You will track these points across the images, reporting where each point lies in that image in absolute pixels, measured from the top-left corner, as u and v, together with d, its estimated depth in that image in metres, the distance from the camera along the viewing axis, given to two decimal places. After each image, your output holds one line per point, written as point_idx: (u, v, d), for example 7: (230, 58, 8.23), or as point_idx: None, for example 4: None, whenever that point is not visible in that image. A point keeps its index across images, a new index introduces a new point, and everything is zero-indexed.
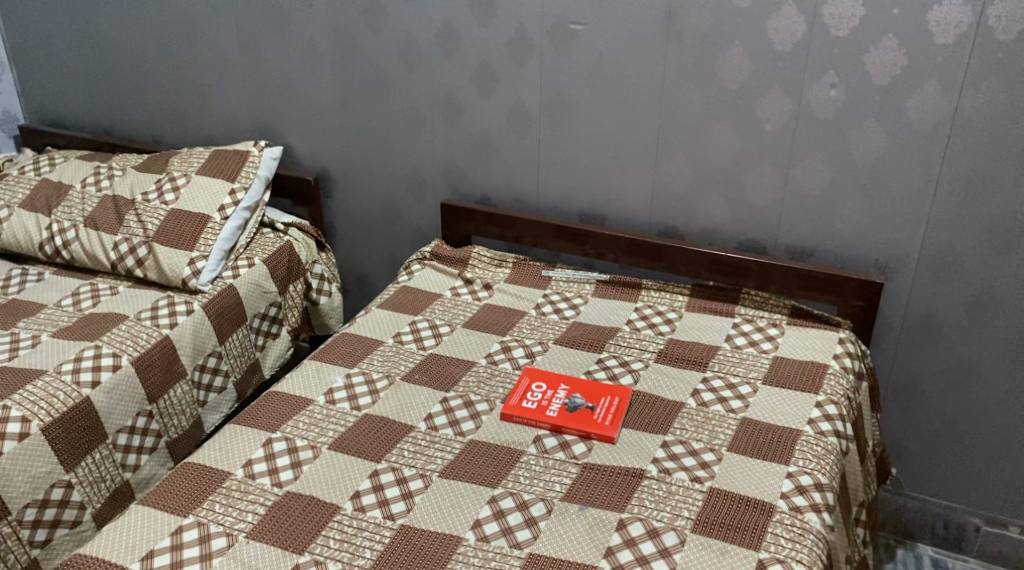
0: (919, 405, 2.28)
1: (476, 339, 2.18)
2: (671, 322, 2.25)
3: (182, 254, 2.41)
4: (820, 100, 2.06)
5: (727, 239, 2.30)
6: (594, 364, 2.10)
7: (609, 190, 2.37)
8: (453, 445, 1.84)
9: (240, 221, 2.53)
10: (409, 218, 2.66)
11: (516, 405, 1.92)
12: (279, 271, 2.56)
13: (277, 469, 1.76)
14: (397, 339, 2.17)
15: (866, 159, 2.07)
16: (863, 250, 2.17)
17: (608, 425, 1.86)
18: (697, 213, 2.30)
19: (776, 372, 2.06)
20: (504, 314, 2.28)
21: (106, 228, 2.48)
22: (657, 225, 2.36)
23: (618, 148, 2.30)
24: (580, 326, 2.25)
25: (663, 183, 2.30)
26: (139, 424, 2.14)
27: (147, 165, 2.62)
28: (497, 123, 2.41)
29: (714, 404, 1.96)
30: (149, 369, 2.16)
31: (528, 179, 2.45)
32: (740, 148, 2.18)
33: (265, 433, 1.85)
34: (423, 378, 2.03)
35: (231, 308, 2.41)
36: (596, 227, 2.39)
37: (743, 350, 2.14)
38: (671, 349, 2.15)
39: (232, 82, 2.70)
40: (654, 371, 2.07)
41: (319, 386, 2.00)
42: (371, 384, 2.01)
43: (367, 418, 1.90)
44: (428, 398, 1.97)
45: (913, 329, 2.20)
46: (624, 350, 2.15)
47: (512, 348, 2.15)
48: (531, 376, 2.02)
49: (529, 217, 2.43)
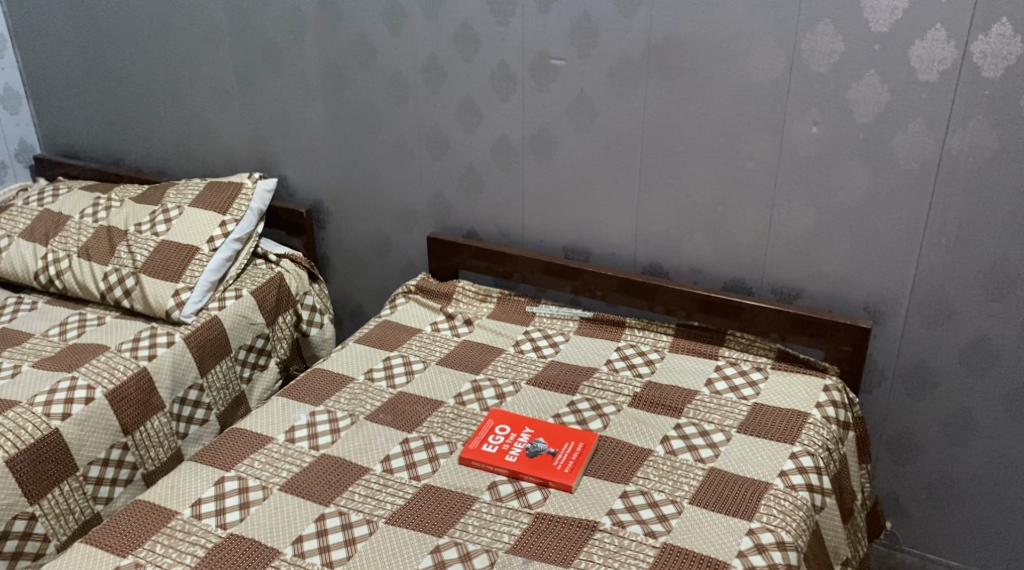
0: (915, 455, 2.17)
1: (448, 377, 2.14)
2: (651, 363, 2.18)
3: (168, 286, 2.43)
4: (801, 138, 1.99)
5: (713, 278, 2.23)
6: (564, 406, 2.03)
7: (593, 226, 2.31)
8: (405, 489, 1.80)
9: (229, 253, 2.54)
10: (399, 251, 2.64)
11: (475, 449, 1.87)
12: (267, 303, 2.56)
13: (224, 509, 1.75)
14: (368, 375, 2.15)
15: (852, 199, 2.00)
16: (851, 292, 2.09)
17: (567, 472, 1.80)
18: (683, 251, 2.24)
19: (753, 419, 1.97)
20: (481, 352, 2.24)
21: (98, 258, 2.52)
22: (642, 263, 2.30)
23: (601, 184, 2.25)
24: (557, 365, 2.19)
25: (647, 221, 2.24)
26: (113, 456, 2.16)
27: (144, 196, 2.66)
28: (482, 159, 2.37)
29: (682, 453, 1.89)
30: (124, 402, 2.18)
31: (513, 214, 2.41)
32: (723, 186, 2.12)
33: (218, 472, 1.84)
34: (387, 417, 2.00)
35: (215, 340, 2.42)
36: (581, 263, 2.34)
37: (722, 395, 2.06)
38: (647, 392, 2.07)
39: (228, 114, 2.72)
40: (626, 416, 2.00)
41: (282, 424, 1.98)
42: (334, 422, 1.99)
43: (324, 459, 1.88)
44: (388, 440, 1.93)
45: (906, 376, 2.11)
46: (598, 392, 2.08)
47: (483, 387, 2.10)
48: (497, 419, 1.96)
49: (514, 252, 2.39)
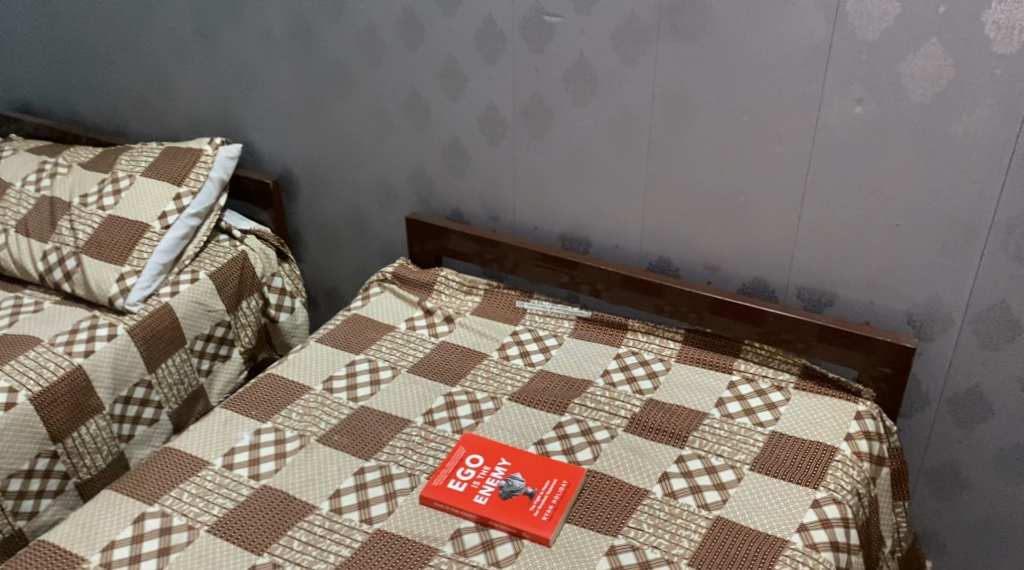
0: (959, 490, 1.87)
1: (418, 390, 1.85)
2: (654, 376, 1.87)
3: (112, 269, 2.15)
4: (842, 119, 1.65)
5: (731, 277, 1.92)
6: (550, 430, 1.74)
7: (593, 213, 1.99)
8: (353, 536, 1.53)
9: (185, 230, 2.25)
10: (376, 230, 2.32)
11: (439, 487, 1.59)
12: (229, 287, 2.28)
13: (139, 557, 1.49)
14: (327, 385, 1.87)
15: (899, 194, 1.67)
16: (894, 302, 1.77)
17: (545, 521, 1.52)
18: (695, 245, 1.92)
19: (771, 453, 1.67)
20: (458, 359, 1.94)
21: (37, 234, 2.24)
22: (650, 257, 1.99)
23: (602, 165, 1.92)
24: (547, 377, 1.88)
25: (656, 209, 1.92)
26: (39, 467, 1.93)
27: (94, 162, 2.37)
28: (467, 130, 2.04)
29: (684, 496, 1.59)
30: (53, 407, 1.94)
31: (503, 196, 2.08)
32: (746, 174, 1.79)
33: (138, 507, 1.58)
34: (343, 440, 1.73)
35: (166, 331, 2.15)
36: (578, 255, 2.02)
37: (735, 420, 1.75)
38: (648, 415, 1.77)
39: (185, 71, 2.39)
40: (620, 445, 1.70)
41: (220, 445, 1.72)
42: (281, 445, 1.72)
43: (263, 493, 1.61)
44: (339, 470, 1.66)
45: (954, 402, 1.80)
46: (591, 413, 1.78)
47: (457, 403, 1.81)
48: (468, 447, 1.68)
49: (503, 239, 2.08)
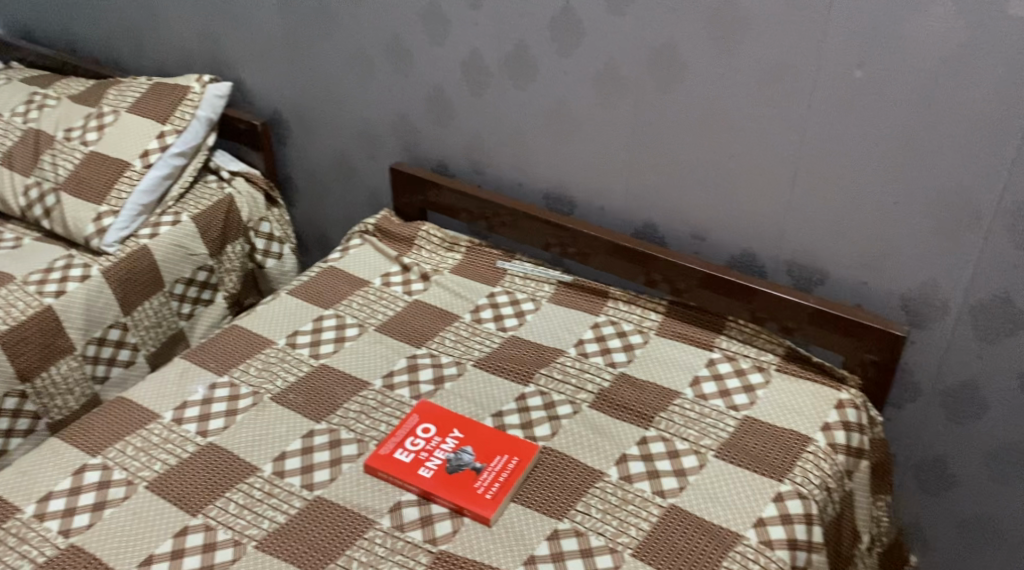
0: (948, 485, 1.77)
1: (382, 351, 1.78)
2: (630, 349, 1.78)
3: (90, 208, 2.11)
4: (840, 84, 1.51)
5: (719, 248, 1.80)
6: (511, 401, 1.66)
7: (579, 173, 1.88)
8: (291, 502, 1.49)
9: (168, 170, 2.19)
10: (363, 178, 2.24)
11: (385, 457, 1.53)
12: (211, 230, 2.23)
13: (74, 510, 1.47)
14: (290, 340, 1.81)
15: (897, 167, 1.53)
16: (888, 286, 1.64)
17: (488, 499, 1.46)
18: (683, 212, 1.80)
19: (740, 439, 1.57)
20: (428, 319, 1.86)
21: (20, 168, 2.20)
22: (636, 223, 1.88)
23: (588, 122, 1.81)
24: (517, 344, 1.79)
25: (642, 171, 1.80)
26: (8, 406, 1.93)
27: (82, 95, 2.31)
28: (451, 79, 1.93)
29: (640, 480, 1.51)
30: (20, 346, 1.92)
31: (488, 150, 1.98)
32: (737, 139, 1.66)
33: (81, 457, 1.56)
34: (297, 400, 1.67)
35: (143, 274, 2.11)
36: (562, 216, 1.92)
37: (707, 402, 1.66)
38: (616, 391, 1.68)
39: (175, 3, 2.30)
40: (581, 421, 1.62)
41: (173, 396, 1.69)
42: (233, 401, 1.67)
43: (208, 452, 1.57)
44: (288, 432, 1.61)
45: (948, 395, 1.68)
46: (557, 385, 1.69)
47: (420, 366, 1.74)
48: (422, 416, 1.61)
49: (485, 195, 1.98)
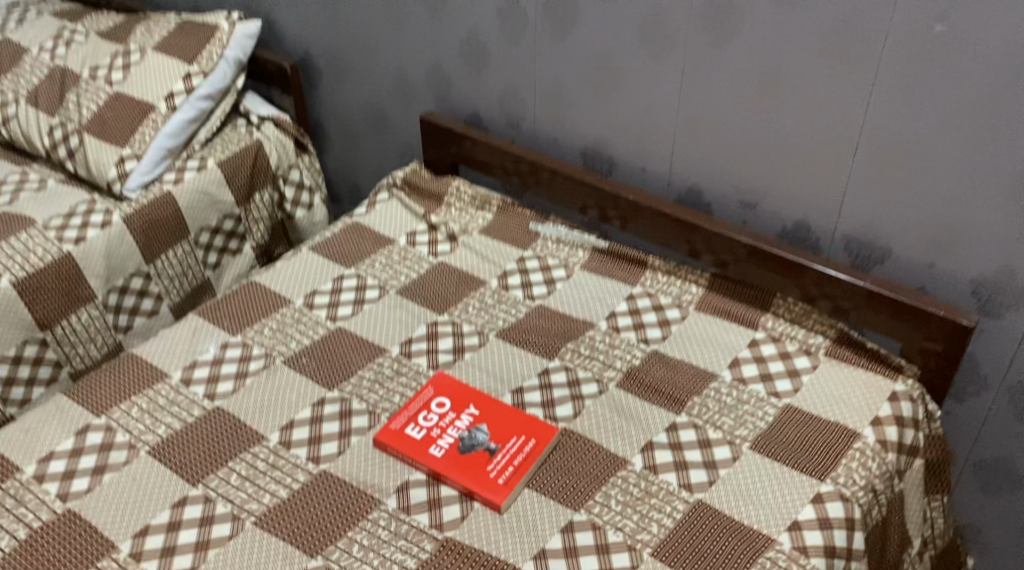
0: (1010, 486, 1.62)
1: (401, 316, 1.68)
2: (666, 325, 1.65)
3: (113, 151, 2.03)
4: (916, 40, 1.34)
5: (769, 219, 1.65)
6: (533, 377, 1.56)
7: (620, 131, 1.74)
8: (295, 476, 1.41)
9: (194, 113, 2.10)
10: (395, 128, 2.12)
11: (395, 432, 1.45)
12: (238, 177, 2.15)
13: (73, 473, 1.42)
14: (308, 300, 1.73)
15: (976, 138, 1.36)
16: (957, 269, 1.49)
17: (500, 485, 1.36)
18: (731, 178, 1.65)
19: (779, 431, 1.45)
20: (452, 284, 1.75)
21: (45, 106, 2.14)
22: (680, 187, 1.73)
23: (632, 76, 1.66)
24: (544, 314, 1.68)
25: (690, 132, 1.65)
26: (28, 354, 1.88)
27: (110, 32, 2.23)
28: (486, 23, 1.79)
29: (665, 471, 1.40)
30: (38, 293, 1.87)
31: (524, 102, 1.84)
32: (794, 100, 1.50)
33: (85, 417, 1.51)
34: (309, 365, 1.59)
35: (166, 222, 2.04)
36: (601, 177, 1.79)
37: (746, 387, 1.53)
38: (647, 370, 1.56)
39: None
40: (606, 402, 1.51)
41: (183, 356, 1.62)
42: (244, 363, 1.60)
43: (214, 417, 1.51)
44: (298, 400, 1.53)
45: (1016, 391, 1.52)
46: (584, 362, 1.58)
47: (440, 335, 1.64)
48: (437, 389, 1.52)
49: (520, 152, 1.85)
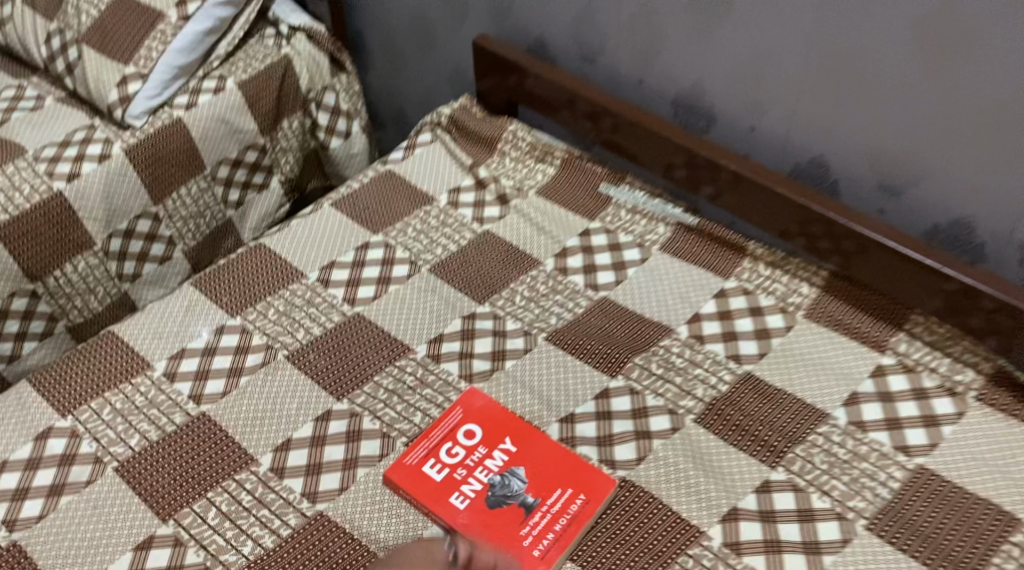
0: None
1: (432, 303, 1.38)
2: (764, 337, 1.30)
3: (114, 68, 1.73)
4: None
5: (915, 211, 1.26)
6: (589, 401, 1.24)
7: (724, 80, 1.34)
8: (285, 518, 1.15)
9: (210, 23, 1.77)
10: (446, 50, 1.76)
11: (410, 471, 1.17)
12: (263, 100, 1.82)
13: (26, 492, 1.18)
14: (323, 275, 1.42)
15: None
16: None
17: (536, 559, 1.08)
18: (870, 154, 1.26)
19: (907, 508, 1.11)
20: (497, 263, 1.43)
21: (42, 9, 1.83)
22: (797, 158, 1.34)
23: (748, 10, 1.25)
24: (608, 311, 1.35)
25: (819, 89, 1.25)
26: (17, 308, 1.62)
27: None
28: None
29: (752, 554, 1.08)
30: (25, 239, 1.61)
31: (602, 33, 1.45)
32: (984, 58, 1.09)
33: (47, 416, 1.26)
34: (319, 364, 1.31)
35: (176, 155, 1.74)
36: (694, 137, 1.40)
37: (865, 436, 1.18)
38: (734, 402, 1.23)
39: None
40: (680, 445, 1.19)
41: (169, 340, 1.35)
42: (240, 356, 1.32)
43: (196, 428, 1.24)
44: (299, 411, 1.26)
45: None
46: (655, 384, 1.25)
47: (477, 333, 1.34)
48: (467, 414, 1.22)
49: (594, 97, 1.47)
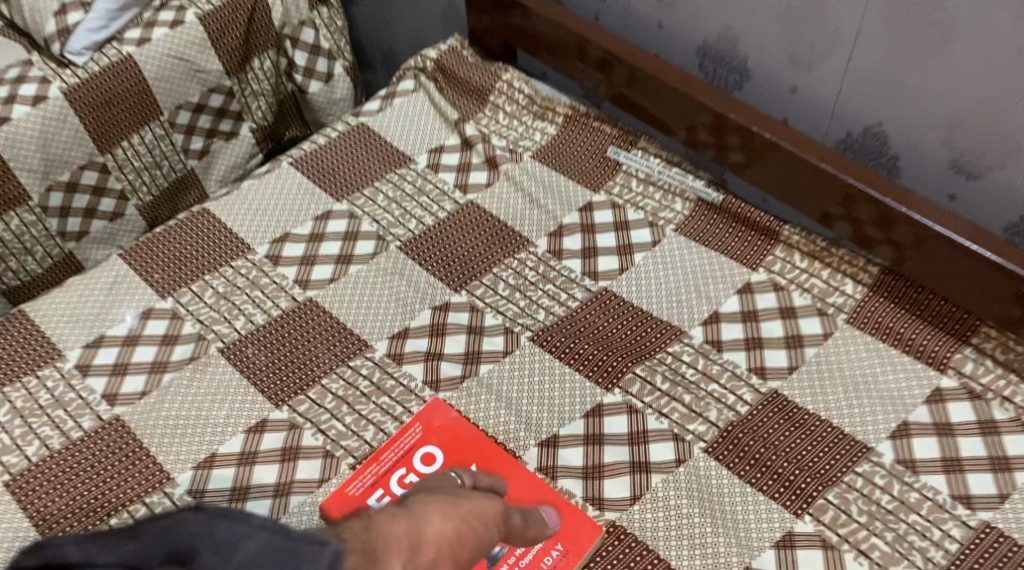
0: None
1: (399, 290, 1.16)
2: (796, 347, 1.06)
3: None
4: None
5: (994, 200, 1.01)
6: (577, 419, 1.03)
7: (763, 28, 1.08)
8: None
9: None
10: None
11: (353, 503, 0.97)
12: (229, 35, 1.53)
13: None
14: (274, 250, 1.21)
15: None
16: None
17: None
18: (942, 128, 1.00)
19: None
20: (480, 242, 1.20)
21: None
22: (848, 127, 1.09)
23: None
24: (608, 307, 1.12)
25: (885, 43, 0.99)
26: None
27: None
28: None
29: None
30: None
31: None
32: None
33: None
34: (258, 360, 1.10)
35: (128, 97, 1.46)
36: (723, 97, 1.15)
37: (916, 481, 0.95)
38: (752, 429, 1.00)
39: None
40: (682, 482, 0.98)
41: (86, 324, 1.14)
42: (167, 348, 1.12)
43: (107, 434, 1.05)
44: (229, 419, 1.06)
45: None
46: (658, 401, 1.04)
47: (449, 330, 1.12)
48: (428, 434, 1.02)
49: (603, 43, 1.21)
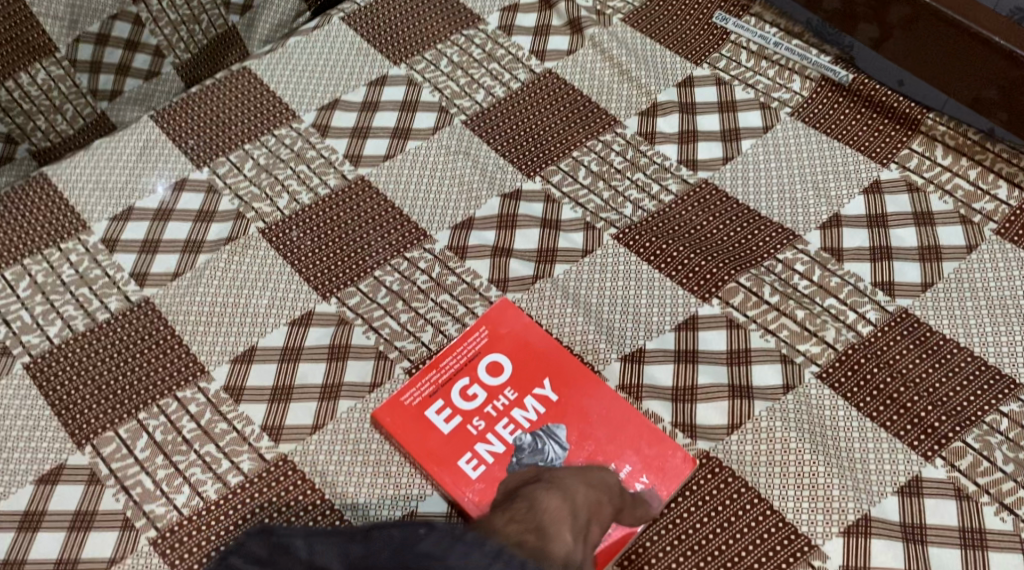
0: None
1: (464, 172, 1.01)
2: (931, 258, 0.90)
3: None
4: None
5: None
6: (666, 334, 0.89)
7: None
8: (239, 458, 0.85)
9: None
10: None
11: (408, 415, 0.84)
12: None
13: None
14: (321, 119, 1.05)
15: None
16: None
17: None
18: None
19: None
20: (560, 120, 1.03)
21: None
22: None
23: None
24: (706, 203, 0.96)
25: None
26: None
27: None
28: None
29: None
30: None
31: None
32: None
33: None
34: (303, 245, 0.96)
35: None
36: None
37: None
38: (877, 355, 0.85)
39: None
40: (790, 412, 0.83)
41: (112, 191, 1.01)
42: (201, 225, 0.98)
43: (132, 319, 0.93)
44: (269, 310, 0.93)
45: None
46: (763, 316, 0.89)
47: (520, 222, 0.97)
48: (495, 340, 0.88)
49: None
